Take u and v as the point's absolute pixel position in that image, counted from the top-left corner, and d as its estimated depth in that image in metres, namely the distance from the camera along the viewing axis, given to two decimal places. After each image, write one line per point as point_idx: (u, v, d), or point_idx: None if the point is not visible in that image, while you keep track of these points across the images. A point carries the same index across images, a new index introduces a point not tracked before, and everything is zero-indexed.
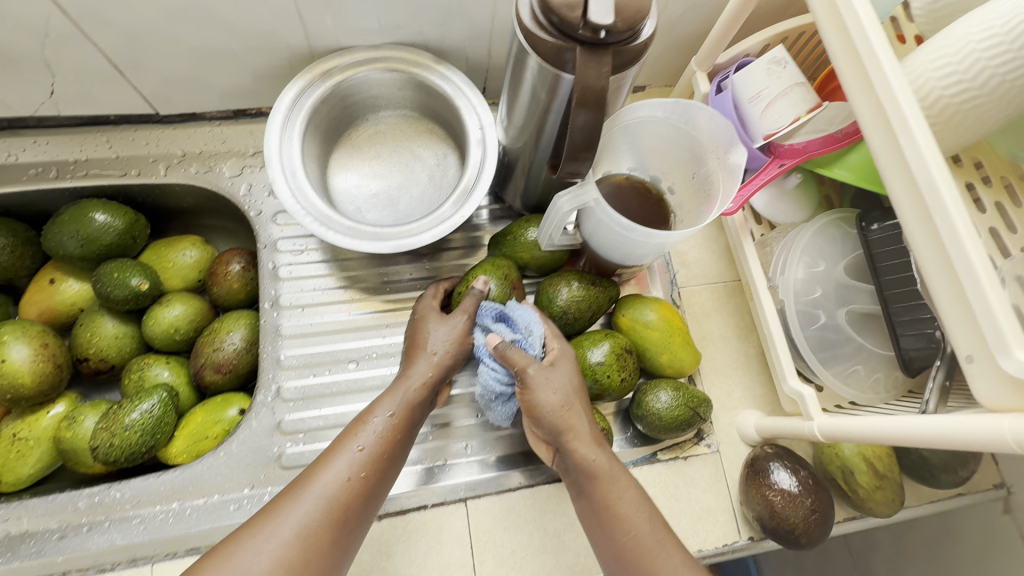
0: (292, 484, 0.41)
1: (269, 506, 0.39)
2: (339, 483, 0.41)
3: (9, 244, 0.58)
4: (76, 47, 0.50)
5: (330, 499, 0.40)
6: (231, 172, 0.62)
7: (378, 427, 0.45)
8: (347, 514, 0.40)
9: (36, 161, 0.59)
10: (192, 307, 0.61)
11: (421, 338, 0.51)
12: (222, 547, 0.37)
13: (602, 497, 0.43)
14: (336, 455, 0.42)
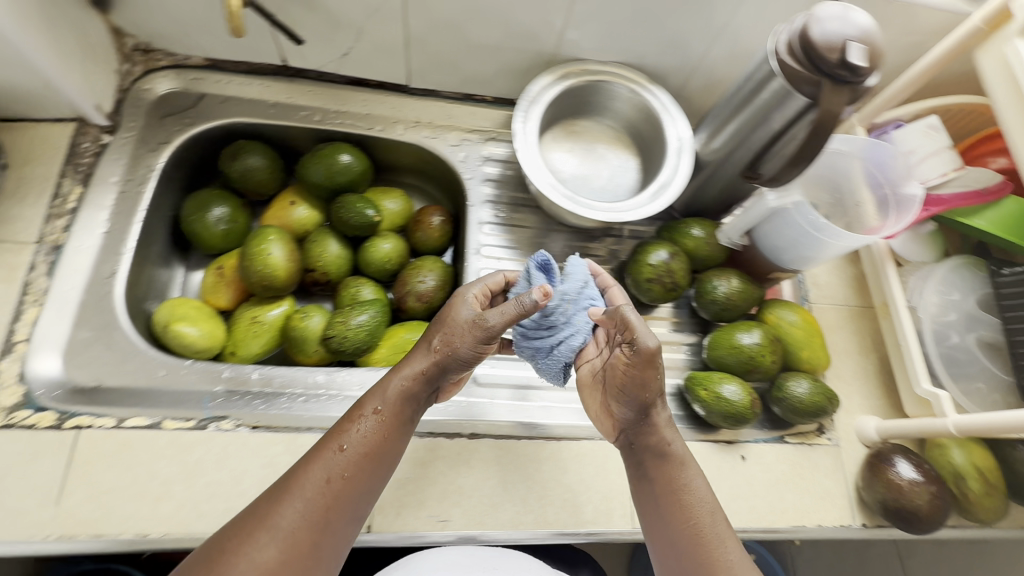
0: (280, 482, 0.42)
1: (258, 508, 0.40)
2: (318, 484, 0.41)
3: (269, 166, 0.70)
4: (388, 24, 0.63)
5: (314, 502, 0.41)
6: (453, 142, 0.75)
7: (366, 423, 0.45)
8: (333, 510, 0.41)
9: (306, 106, 0.72)
10: (400, 244, 0.72)
11: (438, 327, 0.48)
12: (214, 544, 0.38)
13: (673, 484, 0.47)
14: (320, 457, 0.43)
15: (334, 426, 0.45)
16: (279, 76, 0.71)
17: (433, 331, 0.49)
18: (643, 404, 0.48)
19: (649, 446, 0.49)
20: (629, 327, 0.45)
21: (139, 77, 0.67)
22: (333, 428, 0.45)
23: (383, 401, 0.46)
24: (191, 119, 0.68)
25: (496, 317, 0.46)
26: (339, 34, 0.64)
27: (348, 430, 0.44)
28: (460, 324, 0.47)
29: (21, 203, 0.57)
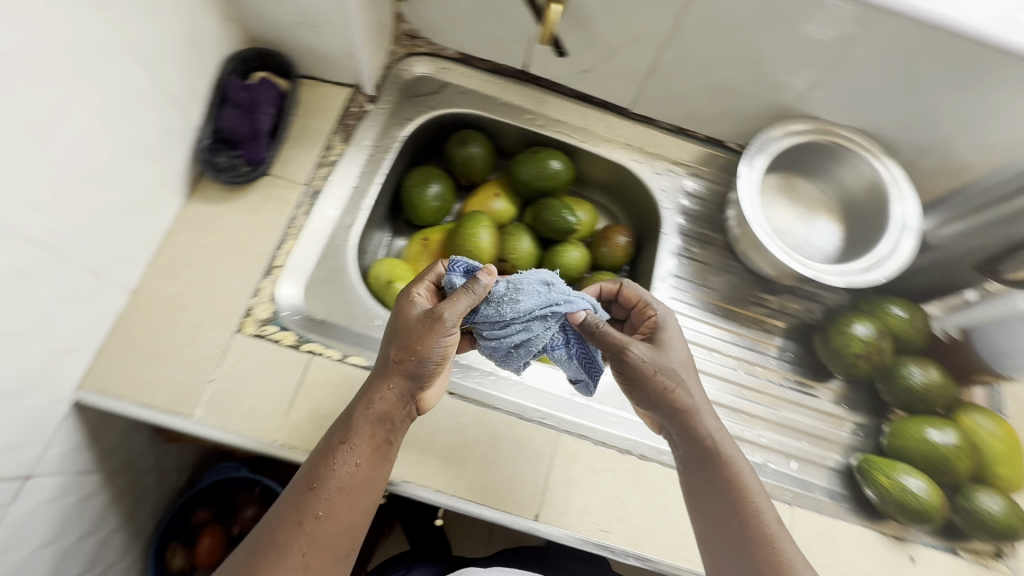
0: (267, 533, 0.44)
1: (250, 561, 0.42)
2: (295, 527, 0.43)
3: (484, 156, 0.75)
4: (642, 51, 0.66)
5: (309, 543, 0.43)
6: (657, 169, 0.77)
7: (346, 461, 0.46)
8: (330, 543, 0.44)
9: (533, 110, 0.77)
10: (585, 254, 0.75)
11: (405, 346, 0.47)
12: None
13: (728, 482, 0.48)
14: (302, 505, 0.44)
15: (311, 468, 0.46)
16: (515, 79, 0.77)
17: (393, 344, 0.48)
18: (672, 401, 0.49)
19: (689, 443, 0.50)
20: (612, 339, 0.49)
21: (400, 58, 0.75)
22: (309, 468, 0.46)
23: (357, 437, 0.46)
24: (433, 103, 0.75)
25: (455, 314, 0.47)
26: (590, 53, 0.68)
27: (322, 470, 0.45)
28: (425, 335, 0.47)
29: (297, 149, 0.65)
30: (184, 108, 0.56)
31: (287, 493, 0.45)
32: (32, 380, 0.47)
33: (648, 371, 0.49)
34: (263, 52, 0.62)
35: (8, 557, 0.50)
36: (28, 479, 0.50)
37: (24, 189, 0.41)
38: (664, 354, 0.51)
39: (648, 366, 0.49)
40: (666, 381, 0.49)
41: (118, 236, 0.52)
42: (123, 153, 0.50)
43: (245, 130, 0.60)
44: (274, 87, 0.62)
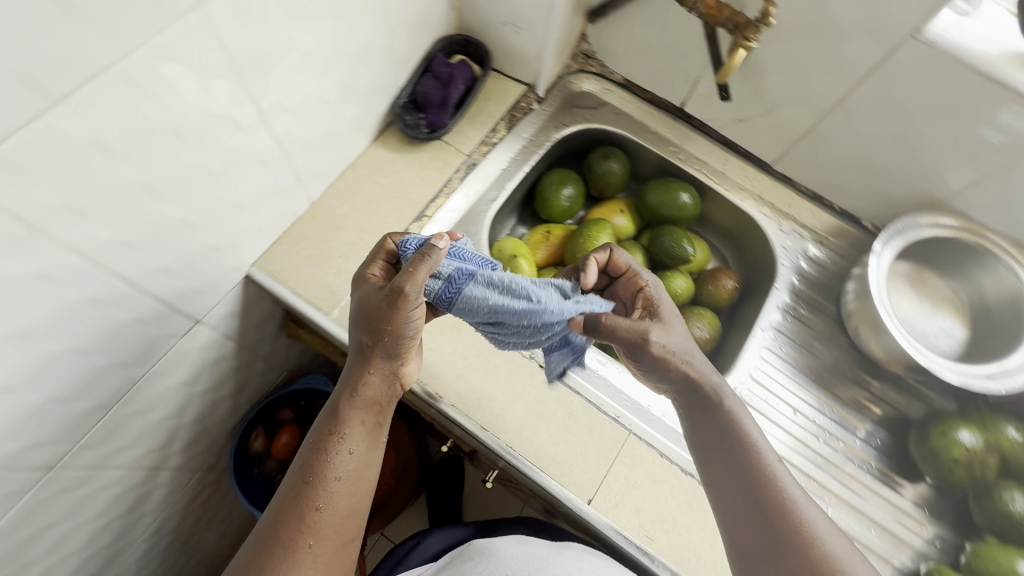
0: (273, 531, 0.47)
1: (267, 552, 0.46)
2: (305, 517, 0.47)
3: (620, 173, 0.81)
4: (802, 113, 0.69)
5: (324, 530, 0.47)
6: (783, 228, 0.78)
7: (342, 451, 0.49)
8: (342, 523, 0.49)
9: (677, 145, 0.82)
10: (690, 286, 0.78)
11: (376, 331, 0.49)
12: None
13: (743, 449, 0.49)
14: (304, 497, 0.48)
15: (305, 464, 0.49)
16: (669, 113, 0.83)
17: (363, 330, 0.50)
18: (675, 377, 0.52)
19: (701, 415, 0.52)
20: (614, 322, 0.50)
21: (572, 72, 0.83)
22: (305, 463, 0.49)
23: (348, 425, 0.50)
24: (589, 117, 0.82)
25: (417, 288, 0.47)
26: (751, 105, 0.72)
27: (316, 466, 0.49)
28: (400, 322, 0.48)
29: (468, 125, 0.74)
30: (399, 68, 0.67)
31: (285, 493, 0.49)
32: (232, 245, 0.57)
33: (651, 349, 0.50)
34: (469, 39, 0.72)
35: (162, 382, 0.60)
36: (197, 324, 0.60)
37: (285, 94, 0.52)
38: (666, 332, 0.52)
39: (662, 351, 0.50)
40: (671, 359, 0.51)
41: (321, 153, 0.63)
42: (350, 89, 0.61)
43: (435, 99, 0.70)
44: (470, 70, 0.72)
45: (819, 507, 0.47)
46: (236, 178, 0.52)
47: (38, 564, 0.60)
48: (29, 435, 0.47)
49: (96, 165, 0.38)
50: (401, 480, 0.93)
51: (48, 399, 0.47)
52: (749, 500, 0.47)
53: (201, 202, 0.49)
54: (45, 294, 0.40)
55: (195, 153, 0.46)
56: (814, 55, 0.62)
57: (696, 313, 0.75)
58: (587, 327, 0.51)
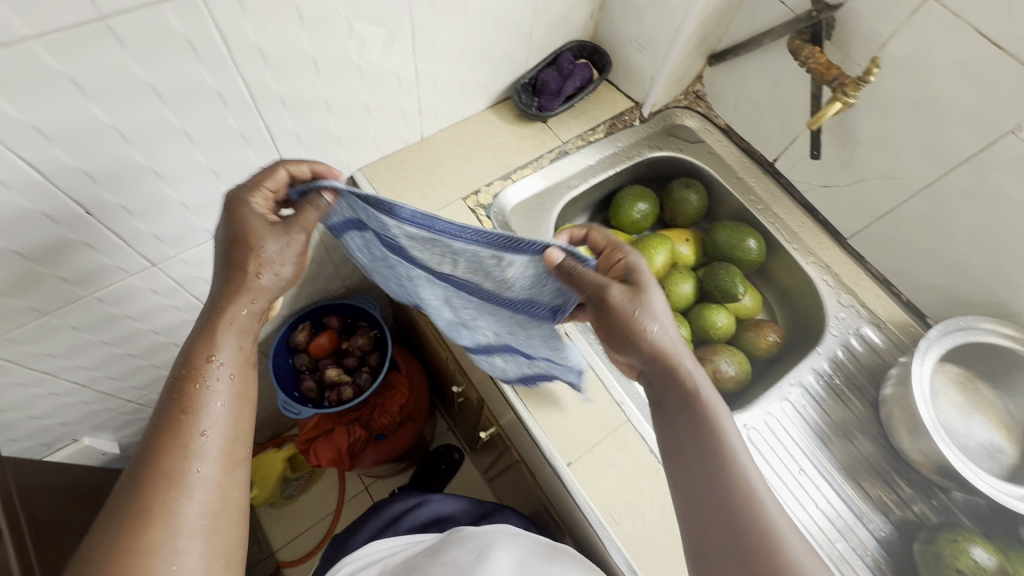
0: (142, 473, 0.42)
1: (144, 489, 0.41)
2: (194, 447, 0.43)
3: (697, 206, 0.86)
4: (890, 190, 0.71)
5: (209, 457, 0.44)
6: (842, 300, 0.78)
7: (220, 380, 0.46)
8: (227, 452, 0.45)
9: (759, 196, 0.85)
10: (731, 324, 0.79)
11: (245, 270, 0.47)
12: (122, 543, 0.39)
13: (707, 431, 0.48)
14: (182, 431, 0.43)
15: (172, 401, 0.44)
16: (760, 165, 0.86)
17: (229, 263, 0.47)
18: (651, 343, 0.51)
19: (668, 395, 0.51)
20: (590, 283, 0.49)
21: (680, 106, 0.89)
22: (171, 403, 0.44)
23: (219, 350, 0.46)
24: (683, 148, 0.88)
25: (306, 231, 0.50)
26: (841, 172, 0.75)
27: (196, 395, 0.45)
28: (265, 238, 0.47)
29: (572, 119, 0.82)
30: (530, 52, 0.77)
31: (152, 430, 0.43)
32: (350, 143, 0.67)
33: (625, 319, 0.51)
34: (597, 48, 0.81)
35: None
36: (298, 200, 0.70)
37: (437, 32, 0.62)
38: (642, 302, 0.51)
39: (623, 309, 0.50)
40: (637, 325, 0.51)
41: (444, 98, 0.73)
42: (486, 54, 0.71)
43: (552, 86, 0.78)
44: (589, 72, 0.80)
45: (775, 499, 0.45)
46: (375, 85, 0.62)
47: (108, 350, 0.70)
48: (154, 226, 0.58)
49: (288, 24, 0.49)
50: (404, 425, 0.95)
51: (180, 203, 0.58)
52: (712, 488, 0.46)
53: (344, 92, 0.60)
54: (215, 112, 0.52)
55: (358, 50, 0.57)
56: (912, 134, 0.65)
57: (728, 350, 0.77)
58: (558, 267, 0.48)
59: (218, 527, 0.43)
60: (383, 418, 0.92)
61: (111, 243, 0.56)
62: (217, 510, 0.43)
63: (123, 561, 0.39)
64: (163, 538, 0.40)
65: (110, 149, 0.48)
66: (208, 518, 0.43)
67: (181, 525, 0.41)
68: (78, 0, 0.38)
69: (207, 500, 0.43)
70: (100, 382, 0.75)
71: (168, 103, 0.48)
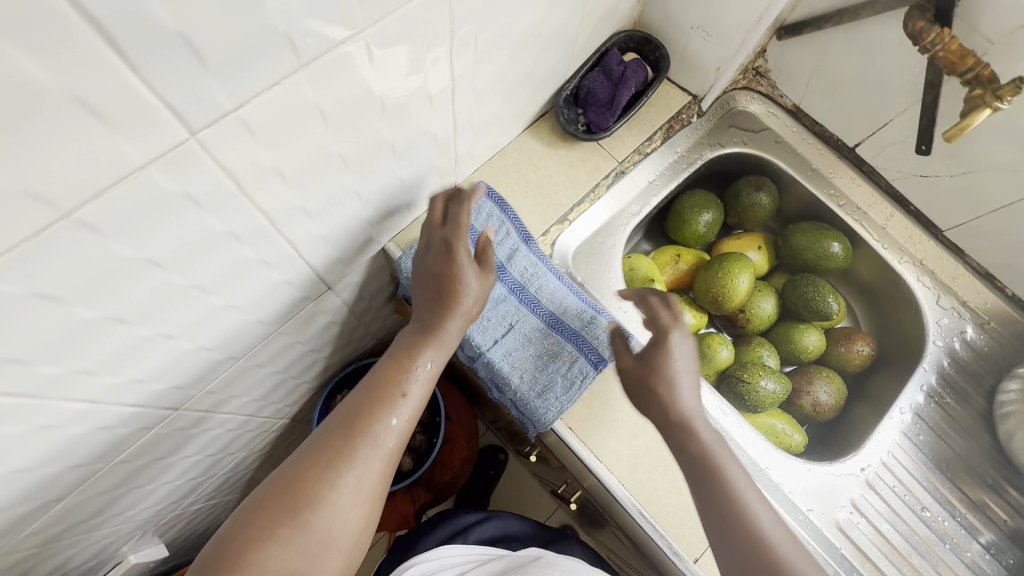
0: (354, 421, 0.46)
1: (340, 435, 0.45)
2: (395, 424, 0.47)
3: (767, 207, 0.75)
4: (1011, 184, 0.61)
5: (392, 438, 0.46)
6: (943, 304, 0.71)
7: (425, 375, 0.50)
8: (403, 442, 0.48)
9: (838, 188, 0.74)
10: (822, 342, 0.72)
11: (457, 289, 0.51)
12: (319, 477, 0.43)
13: (733, 507, 0.44)
14: (388, 405, 0.47)
15: (393, 369, 0.49)
16: (836, 152, 0.75)
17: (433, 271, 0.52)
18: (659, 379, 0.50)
19: (687, 461, 0.47)
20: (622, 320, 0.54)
21: (738, 89, 0.77)
22: (387, 372, 0.49)
23: (436, 355, 0.51)
24: (747, 140, 0.76)
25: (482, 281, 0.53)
26: (947, 163, 0.65)
27: (411, 380, 0.49)
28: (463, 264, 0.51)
29: (625, 129, 0.69)
30: (574, 58, 0.62)
31: (369, 388, 0.48)
32: (382, 220, 0.55)
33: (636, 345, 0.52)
34: (648, 38, 0.66)
35: (285, 340, 0.60)
36: (328, 290, 0.58)
37: (479, 73, 0.48)
38: (664, 341, 0.51)
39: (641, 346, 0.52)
40: (653, 360, 0.51)
41: (481, 138, 0.59)
42: (529, 77, 0.57)
43: (602, 97, 0.65)
44: (644, 71, 0.66)
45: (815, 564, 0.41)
46: (411, 154, 0.49)
47: (141, 489, 0.61)
48: (174, 379, 0.47)
49: (312, 130, 0.36)
50: (461, 474, 0.90)
51: (201, 348, 0.46)
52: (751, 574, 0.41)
53: (376, 176, 0.47)
54: (230, 253, 0.39)
55: (393, 127, 0.43)
56: None
57: (825, 376, 0.70)
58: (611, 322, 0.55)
59: (371, 498, 0.45)
60: (445, 475, 0.88)
61: (128, 413, 0.45)
62: (380, 484, 0.46)
63: (309, 485, 0.43)
64: (347, 482, 0.44)
65: (108, 338, 0.36)
66: (369, 486, 0.45)
67: (359, 483, 0.44)
68: (29, 207, 0.25)
69: (380, 475, 0.46)
70: (138, 512, 0.66)
71: (171, 267, 0.35)
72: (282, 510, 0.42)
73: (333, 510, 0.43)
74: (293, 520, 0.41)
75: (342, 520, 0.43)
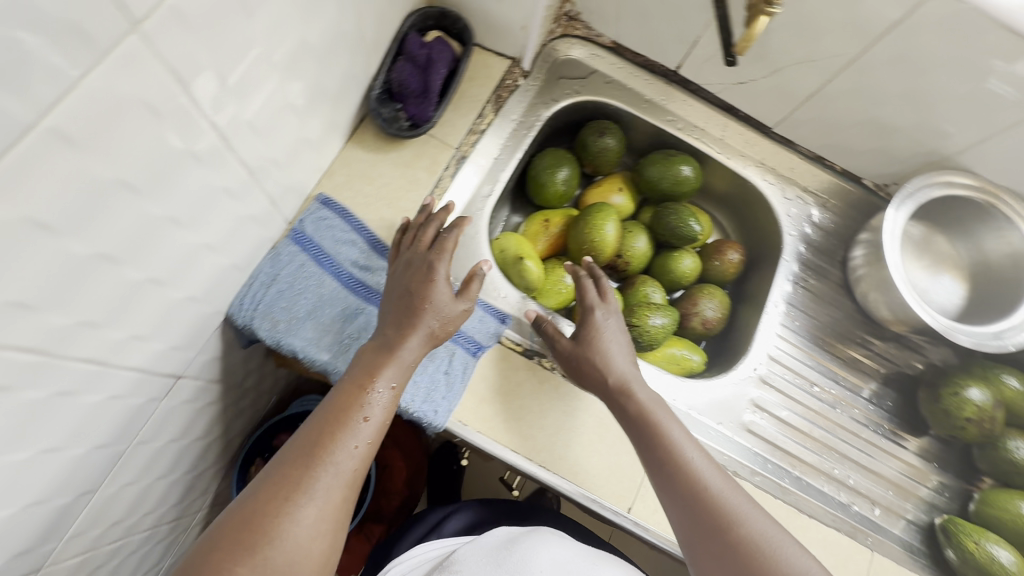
0: (312, 444, 0.43)
1: (297, 466, 0.42)
2: (350, 447, 0.44)
3: (615, 148, 0.75)
4: (811, 73, 0.65)
5: (349, 464, 0.44)
6: (787, 195, 0.76)
7: (384, 396, 0.47)
8: (361, 469, 0.45)
9: (674, 112, 0.76)
10: (697, 262, 0.75)
11: (423, 294, 0.51)
12: (269, 504, 0.41)
13: (670, 458, 0.51)
14: (347, 429, 0.45)
15: (349, 389, 0.47)
16: (663, 78, 0.76)
17: (409, 279, 0.52)
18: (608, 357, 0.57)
19: (630, 419, 0.54)
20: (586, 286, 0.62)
21: (557, 39, 0.75)
22: (344, 396, 0.46)
23: (394, 374, 0.48)
24: (579, 88, 0.75)
25: (468, 299, 0.53)
26: (755, 67, 0.67)
27: (367, 400, 0.46)
28: (438, 274, 0.52)
29: (453, 113, 0.66)
30: (370, 54, 0.57)
31: (326, 413, 0.45)
32: (208, 292, 0.49)
33: (592, 326, 0.59)
34: (444, 11, 0.62)
35: (151, 447, 0.54)
36: (179, 378, 0.52)
37: (247, 109, 0.43)
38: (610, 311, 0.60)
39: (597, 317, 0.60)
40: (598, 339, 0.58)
41: (294, 169, 0.54)
42: (320, 90, 0.52)
43: (415, 88, 0.61)
44: (450, 49, 0.62)
45: (763, 514, 0.49)
46: (204, 218, 0.43)
47: None
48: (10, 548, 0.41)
49: (34, 247, 0.30)
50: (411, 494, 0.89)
51: (28, 505, 0.40)
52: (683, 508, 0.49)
53: (168, 256, 0.41)
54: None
55: (157, 203, 0.38)
56: (827, 12, 0.57)
57: (707, 293, 0.73)
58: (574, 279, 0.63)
59: (322, 534, 0.42)
60: (393, 502, 0.86)
61: None
62: (335, 516, 0.42)
63: (258, 521, 0.40)
64: (295, 509, 0.41)
65: None
66: (327, 517, 0.42)
67: (310, 511, 0.41)
68: None
69: (331, 505, 0.42)
70: None
71: None
72: (226, 542, 0.39)
73: (279, 544, 0.39)
74: (244, 559, 0.38)
75: (289, 554, 0.40)
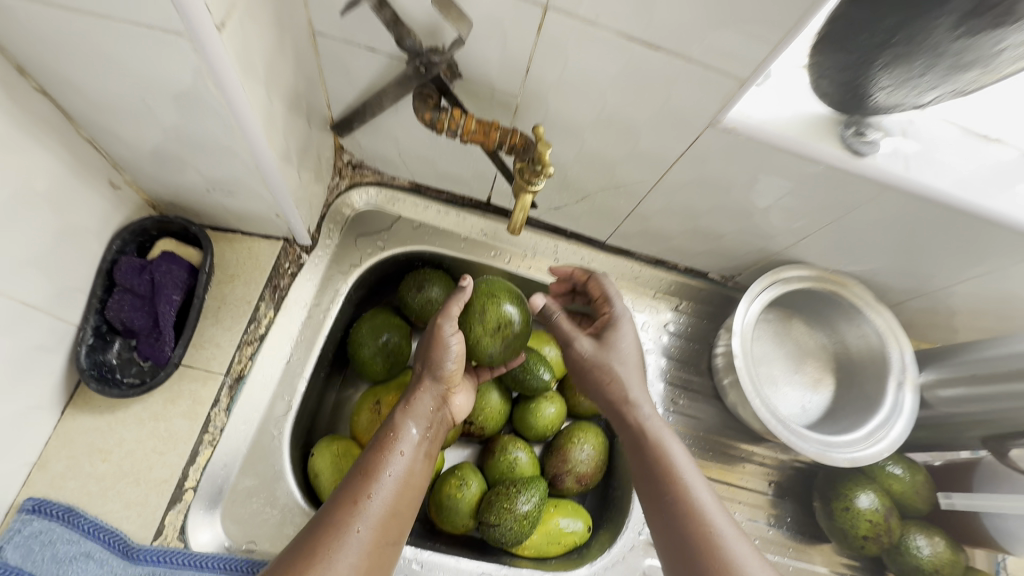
0: (332, 508, 0.44)
1: (319, 529, 0.42)
2: (366, 501, 0.45)
3: (442, 297, 0.64)
4: (621, 198, 0.58)
5: (374, 514, 0.45)
6: (637, 308, 0.69)
7: (403, 447, 0.50)
8: (393, 518, 0.46)
9: (497, 246, 0.68)
10: (560, 404, 0.66)
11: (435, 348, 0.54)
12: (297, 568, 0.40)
13: (658, 463, 0.51)
14: (356, 491, 0.45)
15: (367, 455, 0.49)
16: (477, 209, 0.67)
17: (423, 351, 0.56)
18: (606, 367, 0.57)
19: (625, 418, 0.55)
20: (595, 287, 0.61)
21: (342, 192, 0.64)
22: (364, 459, 0.48)
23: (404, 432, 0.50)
24: (382, 242, 0.65)
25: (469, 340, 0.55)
26: (564, 195, 0.60)
27: (379, 460, 0.48)
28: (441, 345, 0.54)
29: (213, 327, 0.53)
30: (55, 309, 0.44)
31: (344, 479, 0.47)
32: None
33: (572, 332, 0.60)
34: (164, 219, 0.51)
35: None
36: None
37: None
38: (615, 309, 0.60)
39: (614, 317, 0.59)
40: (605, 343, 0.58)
41: None
42: None
43: (141, 326, 0.48)
44: (181, 261, 0.50)
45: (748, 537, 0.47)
46: None
47: None
48: None
49: None
50: None
51: None
52: (664, 514, 0.48)
53: None
54: None
55: None
56: (612, 148, 0.51)
57: (580, 439, 0.63)
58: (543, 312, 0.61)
59: None
60: None
61: None
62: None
63: None
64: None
65: None
66: None
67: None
68: None
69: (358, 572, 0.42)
70: None
71: None
72: None
73: None
74: None
75: None
